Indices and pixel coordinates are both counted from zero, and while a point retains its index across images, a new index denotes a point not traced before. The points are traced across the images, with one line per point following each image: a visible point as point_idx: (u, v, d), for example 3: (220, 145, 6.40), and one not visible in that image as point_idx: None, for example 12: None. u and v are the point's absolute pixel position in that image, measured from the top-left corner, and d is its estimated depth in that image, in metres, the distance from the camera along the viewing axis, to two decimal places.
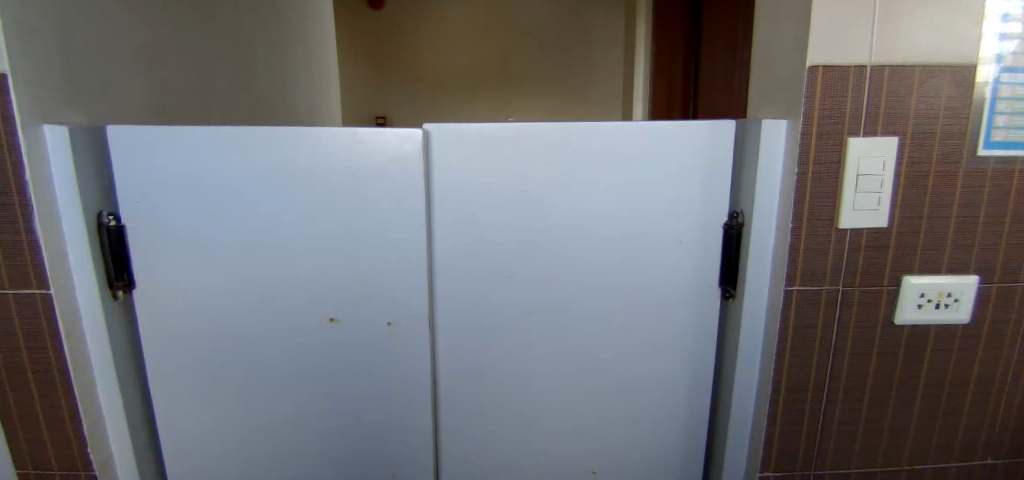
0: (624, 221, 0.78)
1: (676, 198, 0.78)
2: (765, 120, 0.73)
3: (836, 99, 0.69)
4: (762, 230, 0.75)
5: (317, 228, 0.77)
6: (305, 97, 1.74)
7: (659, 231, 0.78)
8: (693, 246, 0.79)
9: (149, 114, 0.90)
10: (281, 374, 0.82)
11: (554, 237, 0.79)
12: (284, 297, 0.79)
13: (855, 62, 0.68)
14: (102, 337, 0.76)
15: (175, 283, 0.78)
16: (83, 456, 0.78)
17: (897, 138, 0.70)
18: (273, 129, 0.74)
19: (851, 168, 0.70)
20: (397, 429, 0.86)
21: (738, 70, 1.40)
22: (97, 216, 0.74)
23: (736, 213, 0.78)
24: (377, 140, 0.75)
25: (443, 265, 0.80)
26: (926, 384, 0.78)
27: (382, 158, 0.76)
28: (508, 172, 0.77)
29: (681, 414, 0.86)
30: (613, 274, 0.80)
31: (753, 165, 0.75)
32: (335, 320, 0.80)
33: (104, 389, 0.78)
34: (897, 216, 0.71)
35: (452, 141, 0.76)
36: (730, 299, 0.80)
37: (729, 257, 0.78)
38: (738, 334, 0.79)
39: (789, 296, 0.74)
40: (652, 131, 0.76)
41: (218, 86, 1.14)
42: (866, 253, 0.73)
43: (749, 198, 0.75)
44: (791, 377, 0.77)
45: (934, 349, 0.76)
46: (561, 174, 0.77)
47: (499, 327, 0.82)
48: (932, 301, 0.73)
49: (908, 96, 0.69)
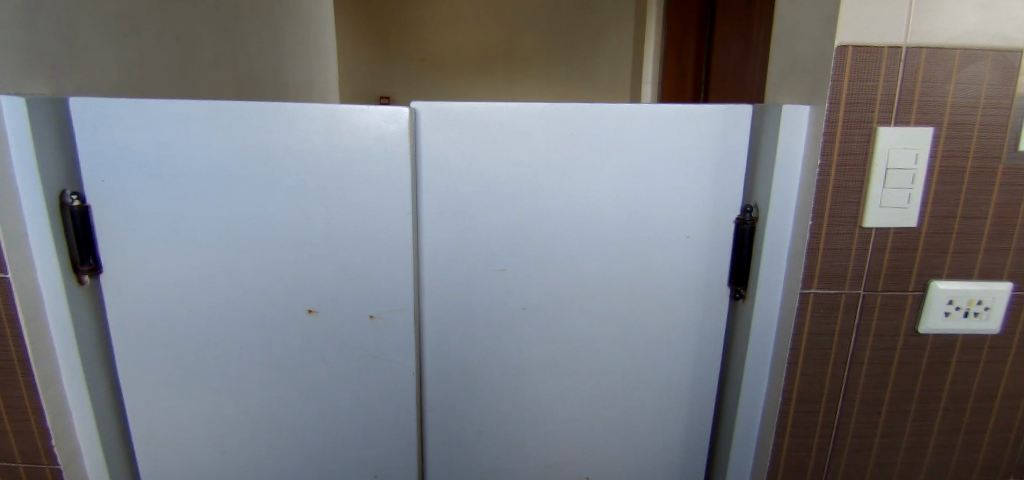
0: (628, 212, 0.72)
1: (683, 189, 0.71)
2: (785, 105, 0.66)
3: (866, 84, 0.62)
4: (777, 227, 0.69)
5: (295, 215, 0.71)
6: (301, 72, 1.68)
7: (666, 223, 0.73)
8: (702, 241, 0.73)
9: (123, 87, 0.84)
10: (257, 368, 0.77)
11: (551, 228, 0.73)
12: (260, 287, 0.74)
13: (889, 43, 0.61)
14: (66, 324, 0.71)
15: (146, 269, 0.73)
16: (48, 449, 0.74)
17: (931, 129, 0.63)
18: (248, 104, 0.68)
19: (880, 160, 0.63)
20: (379, 430, 0.81)
21: (756, 49, 1.31)
22: (60, 195, 0.68)
23: (750, 208, 0.71)
24: (359, 118, 0.68)
25: (431, 257, 0.74)
26: (948, 397, 0.72)
27: (364, 138, 0.69)
28: (503, 156, 0.71)
29: (682, 420, 0.81)
30: (613, 272, 0.74)
31: (770, 154, 0.68)
32: (314, 311, 0.75)
33: (68, 378, 0.73)
34: (927, 215, 0.65)
35: (441, 122, 0.70)
36: (741, 300, 0.74)
37: (741, 253, 0.72)
38: (748, 337, 0.73)
39: (806, 299, 0.68)
40: (660, 115, 0.70)
41: (204, 60, 1.08)
42: (892, 255, 0.66)
43: (765, 191, 0.69)
44: (803, 386, 0.71)
45: (960, 360, 0.70)
46: (559, 163, 0.71)
47: (492, 321, 0.77)
48: (962, 309, 0.67)
49: (945, 82, 0.62)
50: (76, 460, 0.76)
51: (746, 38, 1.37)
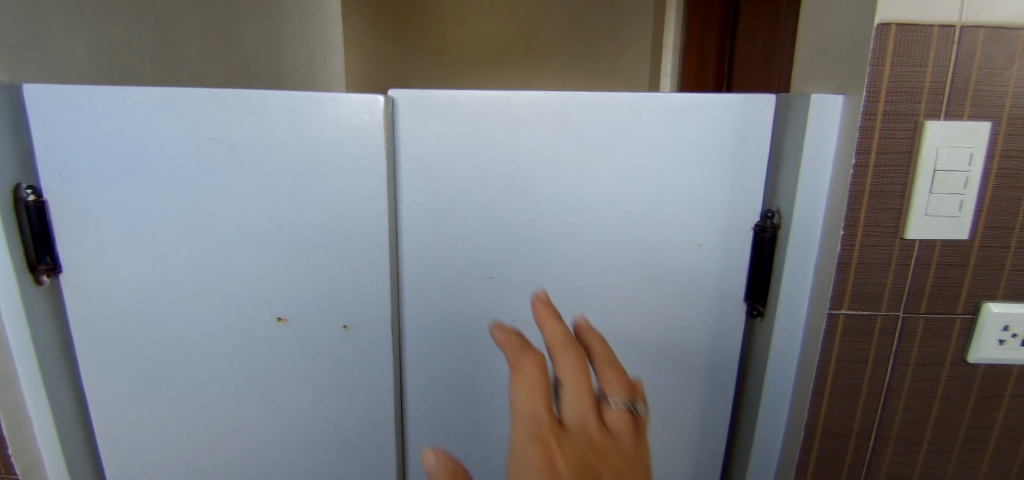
0: (631, 216, 0.64)
1: (694, 191, 0.63)
2: (814, 95, 0.57)
3: (911, 71, 0.53)
4: (801, 237, 0.61)
5: (262, 214, 0.65)
6: (302, 63, 1.63)
7: (674, 230, 0.65)
8: (714, 251, 0.65)
9: (97, 74, 0.79)
10: (224, 379, 0.72)
11: (546, 232, 0.66)
12: (226, 292, 0.68)
13: (940, 21, 0.52)
14: (21, 328, 0.66)
15: (106, 270, 0.68)
16: (5, 458, 0.70)
17: (989, 125, 0.53)
18: (210, 91, 0.62)
19: (927, 162, 0.54)
20: (356, 447, 0.75)
21: (783, 38, 1.21)
22: (15, 189, 0.63)
23: (771, 214, 0.62)
24: (329, 109, 0.62)
25: (411, 262, 0.68)
26: (999, 436, 0.63)
27: (336, 129, 0.62)
28: (491, 151, 0.63)
29: (688, 448, 0.73)
30: (613, 284, 0.67)
31: (794, 153, 0.60)
32: (283, 320, 0.69)
33: (27, 385, 0.69)
34: (981, 226, 0.56)
35: (422, 112, 0.63)
36: (758, 318, 0.66)
37: (760, 265, 0.64)
38: (766, 360, 0.65)
39: (834, 320, 0.60)
40: (669, 104, 0.61)
41: (191, 47, 1.03)
42: (937, 271, 0.57)
43: (788, 195, 0.60)
44: (829, 419, 0.63)
45: (1015, 394, 0.61)
46: (553, 160, 0.63)
47: (479, 334, 0.70)
48: (1019, 337, 0.58)
49: (1006, 68, 0.52)
50: (36, 471, 0.72)
51: (773, 27, 1.27)
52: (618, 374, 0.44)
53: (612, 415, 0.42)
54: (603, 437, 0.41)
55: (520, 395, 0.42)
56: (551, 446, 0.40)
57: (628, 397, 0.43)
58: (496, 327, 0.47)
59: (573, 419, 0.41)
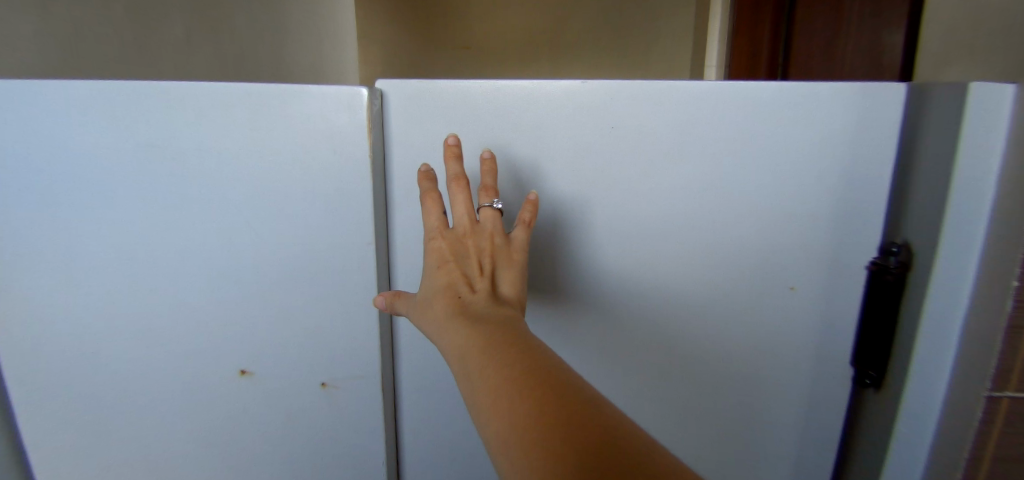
0: (710, 241, 0.54)
1: (792, 211, 0.53)
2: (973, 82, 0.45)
3: None
4: (944, 287, 0.49)
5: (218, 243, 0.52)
6: (309, 55, 1.50)
7: (769, 263, 0.54)
8: (813, 293, 0.55)
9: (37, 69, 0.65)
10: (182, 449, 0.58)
11: (588, 253, 0.54)
12: (177, 341, 0.55)
13: None
14: None
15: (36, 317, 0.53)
16: None
17: None
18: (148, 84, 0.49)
19: None
20: None
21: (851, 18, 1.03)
22: None
23: (897, 246, 0.52)
24: (298, 107, 0.49)
25: None
26: None
27: (310, 134, 0.50)
28: (522, 158, 0.52)
29: None
30: (669, 313, 0.56)
31: (944, 176, 0.47)
32: (248, 373, 0.56)
33: None
34: None
35: (417, 109, 0.51)
36: (874, 388, 0.55)
37: (881, 313, 0.52)
38: (889, 439, 0.53)
39: (994, 406, 0.47)
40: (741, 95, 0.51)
41: (173, 34, 0.89)
42: None
43: (927, 231, 0.49)
44: None
45: None
46: (594, 169, 0.52)
47: None
48: None
49: None
50: None
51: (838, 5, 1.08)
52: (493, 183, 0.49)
53: (505, 290, 0.45)
54: (473, 234, 0.46)
55: (425, 208, 0.47)
56: (443, 248, 0.46)
57: (492, 197, 0.48)
58: (417, 167, 0.51)
59: (457, 218, 0.47)
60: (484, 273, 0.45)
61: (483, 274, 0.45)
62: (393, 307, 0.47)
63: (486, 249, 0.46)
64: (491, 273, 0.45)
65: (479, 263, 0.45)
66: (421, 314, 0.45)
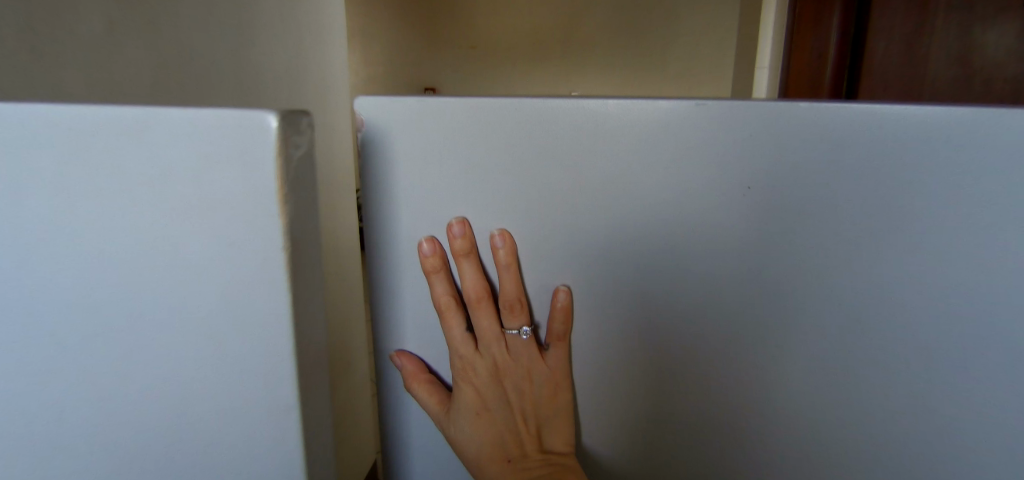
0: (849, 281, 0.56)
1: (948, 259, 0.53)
2: None
3: None
4: None
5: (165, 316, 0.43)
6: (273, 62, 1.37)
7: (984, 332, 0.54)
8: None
9: None
10: None
11: (582, 294, 0.62)
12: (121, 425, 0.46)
13: None
14: None
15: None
16: None
17: None
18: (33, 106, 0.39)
19: None
20: None
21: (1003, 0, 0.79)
22: None
23: None
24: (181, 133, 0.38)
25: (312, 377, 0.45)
26: None
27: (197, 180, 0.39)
28: (597, 183, 0.57)
29: None
30: (658, 374, 0.64)
31: None
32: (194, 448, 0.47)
33: None
34: None
35: (450, 133, 0.57)
36: None
37: None
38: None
39: None
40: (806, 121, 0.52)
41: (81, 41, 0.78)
42: None
43: None
44: None
45: None
46: (532, 162, 0.57)
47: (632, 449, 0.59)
48: None
49: None
50: None
51: None
52: (514, 275, 0.59)
53: (550, 446, 0.64)
54: (505, 359, 0.62)
55: (450, 328, 0.61)
56: (486, 370, 0.62)
57: (511, 324, 0.60)
58: (422, 251, 0.60)
59: (484, 341, 0.61)
60: (532, 429, 0.64)
61: (520, 428, 0.63)
62: (443, 421, 0.64)
63: (520, 371, 0.63)
64: (531, 410, 0.64)
65: (519, 403, 0.63)
66: (476, 465, 0.62)
